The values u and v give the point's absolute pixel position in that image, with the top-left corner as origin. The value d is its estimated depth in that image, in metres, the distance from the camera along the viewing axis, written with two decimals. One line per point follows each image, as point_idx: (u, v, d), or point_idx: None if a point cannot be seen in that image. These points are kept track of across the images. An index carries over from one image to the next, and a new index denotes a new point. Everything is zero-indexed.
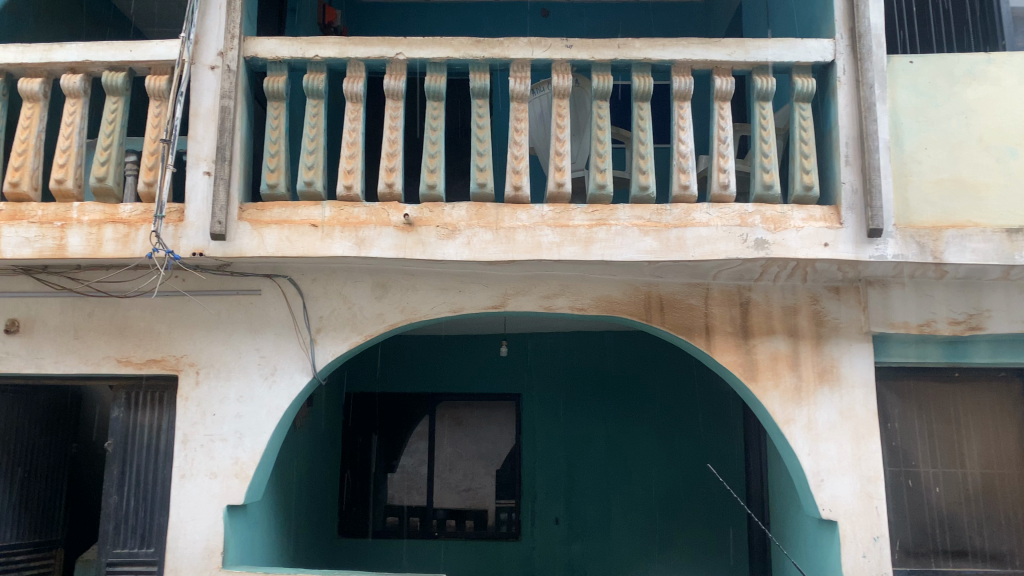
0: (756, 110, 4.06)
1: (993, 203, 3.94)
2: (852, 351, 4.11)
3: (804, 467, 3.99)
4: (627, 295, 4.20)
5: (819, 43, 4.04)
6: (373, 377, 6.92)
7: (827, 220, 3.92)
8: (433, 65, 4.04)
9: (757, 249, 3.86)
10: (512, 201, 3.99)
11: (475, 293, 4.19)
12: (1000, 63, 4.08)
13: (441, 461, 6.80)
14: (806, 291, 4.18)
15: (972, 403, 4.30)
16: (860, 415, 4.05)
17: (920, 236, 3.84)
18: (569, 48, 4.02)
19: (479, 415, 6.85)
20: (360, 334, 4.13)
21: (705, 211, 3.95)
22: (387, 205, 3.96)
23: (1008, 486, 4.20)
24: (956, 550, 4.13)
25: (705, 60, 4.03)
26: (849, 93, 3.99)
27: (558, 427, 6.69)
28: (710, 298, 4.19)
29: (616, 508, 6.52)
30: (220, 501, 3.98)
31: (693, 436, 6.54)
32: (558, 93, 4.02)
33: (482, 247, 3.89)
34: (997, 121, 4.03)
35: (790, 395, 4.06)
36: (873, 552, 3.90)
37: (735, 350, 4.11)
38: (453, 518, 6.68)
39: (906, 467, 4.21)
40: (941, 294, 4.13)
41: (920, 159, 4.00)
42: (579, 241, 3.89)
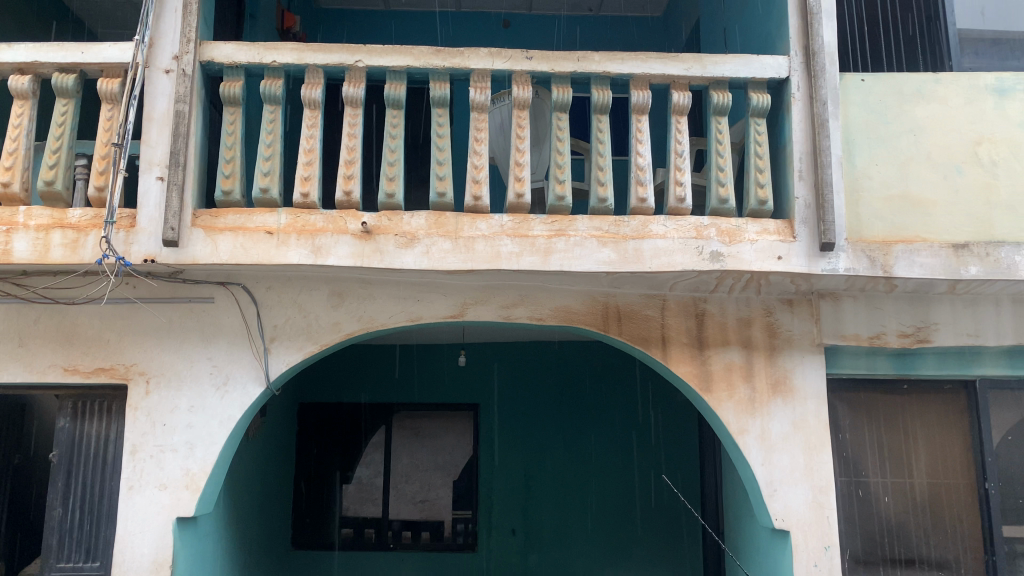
0: (713, 124, 4.11)
1: (940, 218, 4.04)
2: (805, 363, 4.18)
3: (758, 476, 4.04)
4: (585, 305, 4.22)
5: (775, 60, 4.11)
6: (329, 386, 6.85)
7: (781, 234, 3.99)
8: (393, 73, 4.02)
9: (713, 262, 3.90)
10: (471, 211, 3.99)
11: (433, 303, 4.17)
12: (947, 83, 4.20)
13: (397, 473, 6.75)
14: (760, 303, 4.24)
15: (920, 414, 4.39)
16: (813, 426, 4.11)
17: (871, 251, 3.93)
18: (529, 60, 4.03)
19: (436, 425, 6.81)
20: (316, 343, 4.09)
21: (663, 223, 3.99)
22: (344, 213, 3.92)
23: (954, 495, 4.29)
24: (904, 559, 4.22)
25: (663, 74, 4.08)
26: (803, 109, 4.07)
27: (517, 438, 6.67)
28: (667, 309, 4.22)
29: (573, 519, 6.52)
30: (169, 513, 3.89)
31: (650, 447, 6.58)
32: (518, 104, 4.03)
33: (441, 256, 3.88)
34: (944, 139, 4.15)
35: (744, 405, 4.11)
36: (824, 561, 3.96)
37: (691, 361, 4.15)
38: (409, 529, 6.64)
39: (857, 477, 4.28)
40: (891, 307, 4.22)
41: (871, 175, 4.10)
42: (538, 252, 3.89)
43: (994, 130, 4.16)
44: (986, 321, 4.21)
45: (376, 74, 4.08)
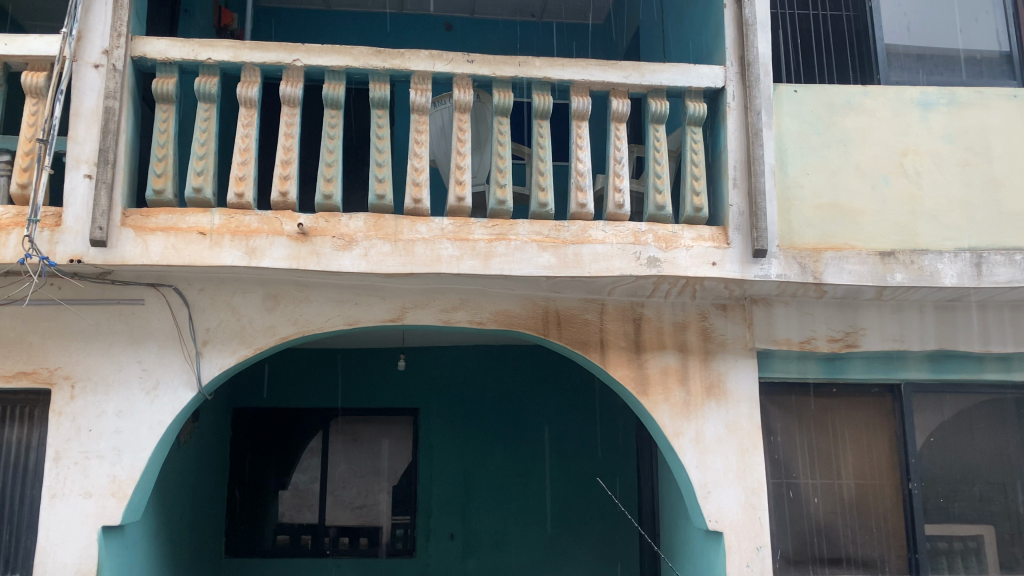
0: (650, 132, 4.17)
1: (868, 226, 4.17)
2: (738, 366, 4.27)
3: (692, 479, 4.10)
4: (525, 309, 4.23)
5: (711, 69, 4.19)
6: (266, 390, 6.71)
7: (716, 240, 4.06)
8: (332, 73, 3.97)
9: (650, 267, 3.96)
10: (411, 214, 3.96)
11: (371, 306, 4.13)
12: (876, 95, 4.34)
13: (335, 479, 6.64)
14: (696, 308, 4.31)
15: (848, 416, 4.52)
16: (745, 428, 4.20)
17: (801, 257, 4.04)
18: (470, 63, 4.03)
19: (375, 430, 6.73)
20: (249, 347, 4.01)
21: (601, 228, 4.02)
22: (280, 214, 3.86)
23: (879, 495, 4.43)
24: (832, 558, 4.33)
25: (603, 81, 4.13)
26: (737, 119, 4.16)
27: (456, 442, 6.65)
28: (605, 313, 4.26)
29: (512, 524, 6.52)
30: (94, 522, 3.76)
31: (588, 451, 6.63)
32: (459, 108, 4.02)
33: (379, 259, 3.84)
34: (872, 151, 4.28)
35: (679, 408, 4.17)
36: (756, 561, 4.04)
37: (628, 365, 4.20)
38: (346, 535, 6.55)
39: (787, 479, 4.38)
40: (821, 312, 4.34)
41: (803, 184, 4.20)
42: (478, 255, 3.89)
43: (919, 142, 4.31)
44: (910, 326, 4.35)
45: (315, 73, 4.03)
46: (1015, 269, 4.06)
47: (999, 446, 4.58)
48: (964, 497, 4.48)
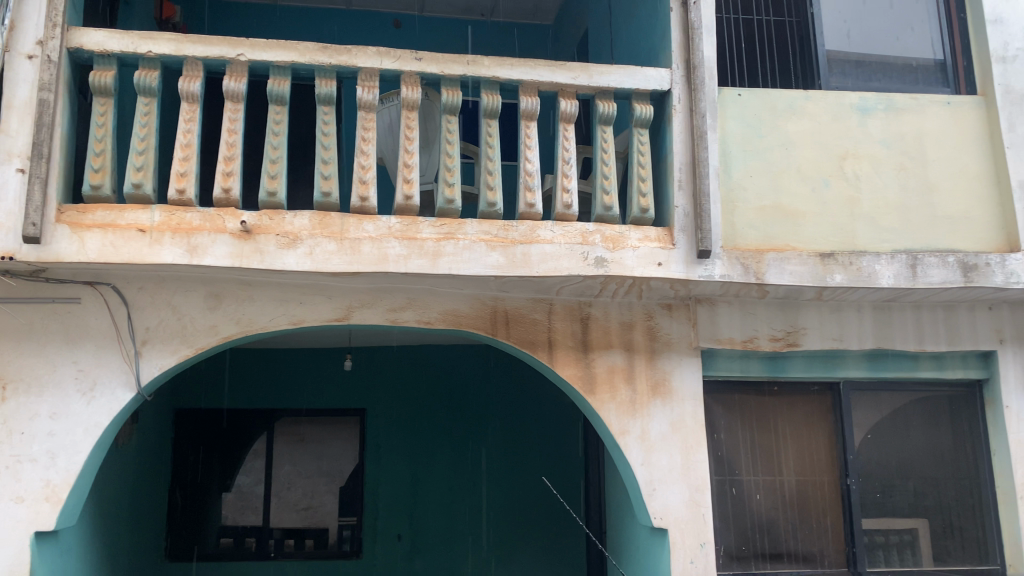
0: (598, 133, 4.20)
1: (808, 228, 4.26)
2: (683, 365, 4.32)
3: (637, 477, 4.14)
4: (473, 308, 4.23)
5: (658, 72, 4.24)
6: (209, 388, 6.56)
7: (661, 241, 4.12)
8: (277, 69, 3.92)
9: (597, 268, 3.98)
10: (357, 211, 3.92)
11: (316, 305, 4.08)
12: (817, 100, 4.45)
13: (279, 480, 6.55)
14: (642, 308, 4.35)
15: (789, 414, 4.61)
16: (689, 426, 4.25)
17: (744, 258, 4.11)
18: (418, 61, 4.00)
19: (321, 431, 6.65)
20: (190, 347, 3.93)
21: (550, 228, 4.04)
22: (223, 211, 3.79)
23: (819, 492, 4.53)
24: (773, 553, 4.42)
25: (551, 82, 4.14)
26: (683, 121, 4.22)
27: (403, 442, 6.60)
28: (554, 313, 4.28)
29: (460, 524, 6.51)
30: (25, 528, 3.63)
31: (536, 451, 6.65)
32: (407, 105, 3.99)
33: (325, 257, 3.79)
34: (813, 154, 4.38)
35: (625, 407, 4.21)
36: (699, 558, 4.10)
37: (575, 364, 4.22)
38: (291, 538, 6.47)
39: (730, 476, 4.46)
40: (763, 313, 4.42)
41: (746, 186, 4.28)
42: (426, 254, 3.87)
43: (858, 146, 4.42)
44: (849, 326, 4.46)
45: (259, 69, 3.97)
46: (948, 270, 4.19)
47: (933, 443, 4.70)
48: (899, 492, 4.60)
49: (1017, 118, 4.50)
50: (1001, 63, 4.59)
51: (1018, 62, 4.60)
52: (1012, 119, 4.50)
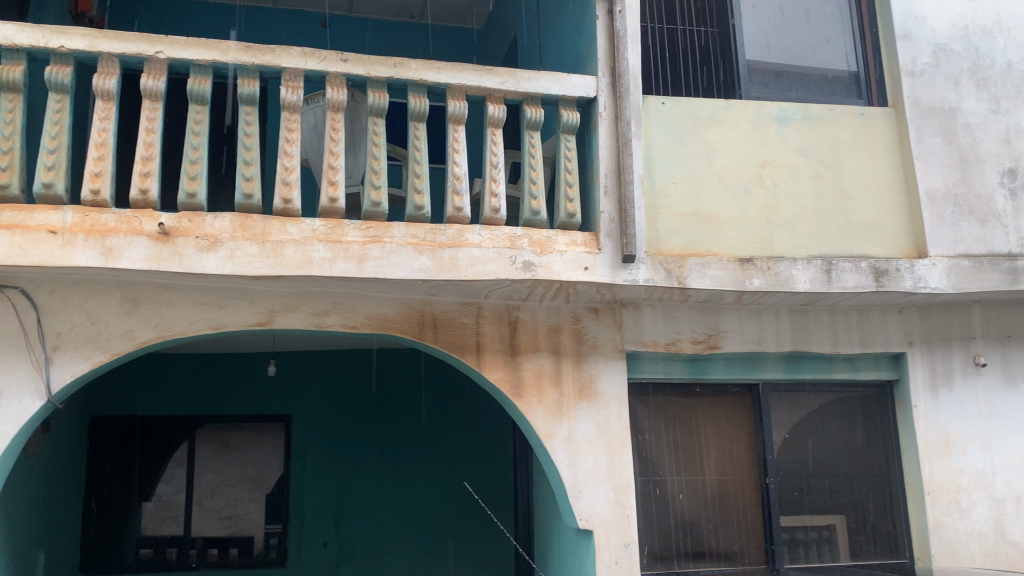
0: (526, 138, 4.23)
1: (729, 234, 4.37)
2: (608, 368, 4.38)
3: (564, 478, 4.17)
4: (401, 313, 4.20)
5: (584, 79, 4.29)
6: (136, 378, 6.37)
7: (588, 246, 4.17)
8: (197, 67, 3.82)
9: (525, 271, 4.00)
10: (281, 214, 3.85)
11: (238, 310, 3.99)
12: (737, 109, 4.59)
13: (201, 488, 6.40)
14: (569, 312, 4.40)
15: (711, 415, 4.72)
16: (614, 428, 4.31)
17: (667, 263, 4.18)
18: (344, 62, 3.96)
19: (247, 437, 6.52)
20: (105, 353, 3.80)
21: (478, 232, 4.04)
22: (139, 213, 3.69)
23: (739, 490, 4.66)
24: (696, 552, 4.51)
25: (479, 86, 4.15)
26: (608, 128, 4.29)
27: (330, 448, 6.51)
28: (482, 317, 4.28)
29: (388, 530, 6.45)
30: None
31: (466, 455, 6.65)
32: (332, 107, 3.95)
33: (246, 261, 3.72)
34: (733, 162, 4.50)
35: (552, 409, 4.24)
36: (624, 558, 4.16)
37: (503, 368, 4.23)
38: (214, 547, 6.33)
39: (654, 476, 4.55)
40: (686, 316, 4.51)
41: (669, 193, 4.38)
42: (351, 258, 3.82)
43: (776, 155, 4.56)
44: (768, 329, 4.59)
45: (179, 67, 3.87)
46: (861, 275, 4.33)
47: (847, 441, 4.87)
48: (816, 490, 4.76)
49: (925, 130, 4.69)
50: (910, 77, 4.77)
51: (926, 76, 4.79)
52: (921, 131, 4.69)
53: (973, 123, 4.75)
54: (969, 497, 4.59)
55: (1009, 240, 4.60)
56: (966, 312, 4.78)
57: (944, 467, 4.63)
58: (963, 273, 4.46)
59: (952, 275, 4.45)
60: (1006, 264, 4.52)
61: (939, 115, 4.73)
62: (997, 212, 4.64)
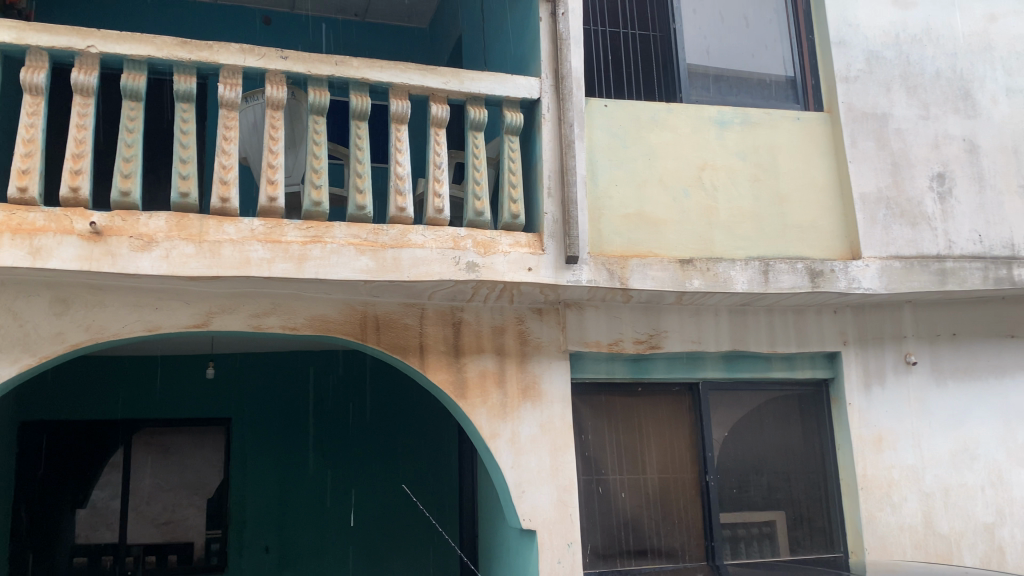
0: (470, 139, 4.22)
1: (670, 236, 4.43)
2: (552, 368, 4.41)
3: (507, 479, 4.18)
4: (342, 314, 4.15)
5: (528, 81, 4.30)
6: (67, 390, 6.18)
7: (531, 247, 4.18)
8: (131, 63, 3.73)
9: (468, 272, 4.00)
10: (218, 213, 3.78)
11: (174, 311, 3.91)
12: (678, 113, 4.66)
13: (138, 494, 6.22)
14: (513, 312, 4.41)
15: (652, 414, 4.78)
16: (558, 428, 4.33)
17: (610, 264, 4.22)
18: (284, 59, 3.90)
19: (186, 441, 6.37)
20: (33, 356, 3.68)
21: (421, 232, 4.02)
22: (70, 211, 3.58)
23: (680, 488, 4.72)
24: (638, 550, 4.57)
25: (422, 86, 4.13)
26: (552, 129, 4.31)
27: (271, 452, 6.41)
28: (425, 317, 4.26)
29: (331, 534, 6.39)
30: None
31: (410, 456, 6.62)
32: (272, 105, 3.89)
33: (182, 261, 3.65)
34: (674, 166, 4.57)
35: (496, 410, 4.24)
36: (567, 557, 4.18)
37: (447, 369, 4.22)
38: (152, 554, 6.19)
39: (597, 475, 4.58)
40: (628, 316, 4.56)
41: (611, 195, 4.42)
42: (291, 258, 3.77)
43: (715, 158, 4.64)
44: (707, 328, 4.67)
45: (112, 62, 3.77)
46: (797, 276, 4.43)
47: (784, 439, 4.98)
48: (754, 487, 4.85)
49: (858, 135, 4.82)
50: (845, 83, 4.89)
51: (860, 82, 4.92)
52: (855, 135, 4.82)
53: (903, 128, 4.90)
54: (900, 492, 4.74)
55: (938, 242, 4.76)
56: (898, 312, 4.93)
57: (877, 462, 4.76)
58: (894, 274, 4.60)
59: (884, 276, 4.59)
60: (935, 265, 4.67)
61: (872, 121, 4.87)
62: (926, 215, 4.78)
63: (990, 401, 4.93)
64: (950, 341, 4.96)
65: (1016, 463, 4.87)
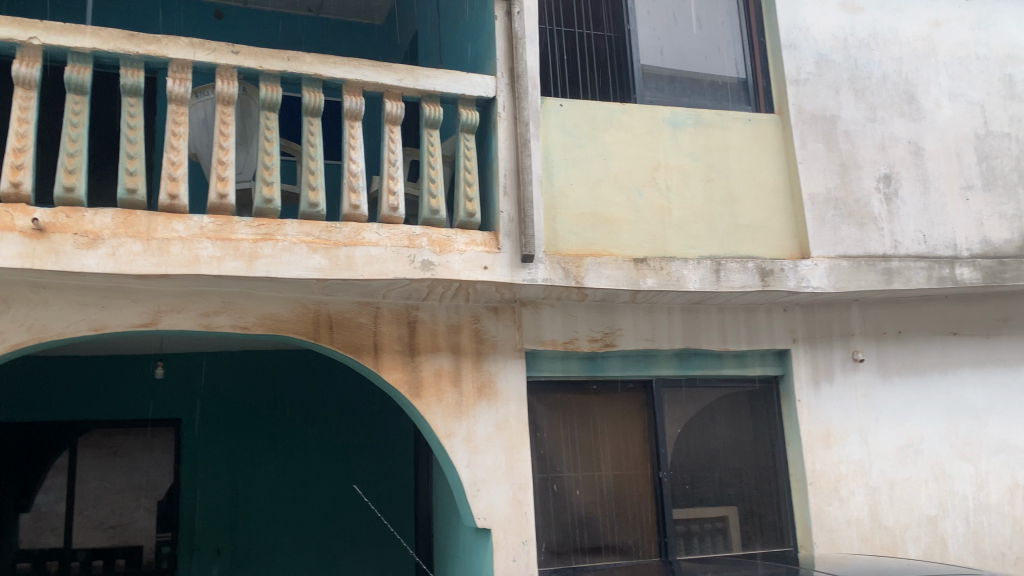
0: (425, 136, 4.19)
1: (624, 235, 4.47)
2: (507, 367, 4.41)
3: (462, 478, 4.17)
4: (295, 313, 4.10)
5: (483, 79, 4.29)
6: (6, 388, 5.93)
7: (487, 245, 4.17)
8: (76, 55, 3.63)
9: (424, 271, 3.98)
10: (167, 210, 3.70)
11: (120, 310, 3.83)
12: (632, 113, 4.69)
13: (83, 497, 6.10)
14: (468, 311, 4.40)
15: (607, 412, 4.81)
16: (513, 426, 4.34)
17: (565, 263, 4.23)
18: (235, 54, 3.84)
19: (134, 443, 6.23)
20: None
21: (375, 230, 3.99)
22: (11, 207, 3.48)
23: (634, 485, 4.76)
24: (592, 547, 4.59)
25: (376, 82, 4.09)
26: (507, 128, 4.31)
27: (222, 454, 6.30)
28: (380, 316, 4.23)
29: (284, 537, 6.31)
30: None
31: (365, 456, 6.58)
32: (222, 100, 3.83)
33: (129, 259, 3.57)
34: (628, 165, 4.60)
35: (451, 409, 4.23)
36: (521, 556, 4.19)
37: (402, 368, 4.20)
38: (99, 558, 6.09)
39: (552, 473, 4.60)
40: (583, 315, 4.59)
41: (567, 194, 4.44)
42: (241, 256, 3.72)
43: (669, 158, 4.69)
44: (660, 327, 4.72)
45: (56, 54, 3.67)
46: (747, 275, 4.50)
47: (736, 435, 5.05)
48: (707, 483, 4.91)
49: (807, 136, 4.91)
50: (795, 85, 4.98)
51: (809, 84, 5.01)
52: (804, 137, 4.90)
53: (852, 130, 5.00)
54: (847, 486, 4.84)
55: (884, 242, 4.87)
56: (846, 310, 5.04)
57: (825, 457, 4.86)
58: (842, 273, 4.70)
59: (832, 275, 4.68)
60: (881, 264, 4.78)
61: (821, 123, 4.96)
62: (873, 215, 4.89)
63: (934, 397, 5.06)
64: (896, 339, 5.08)
65: (958, 457, 5.01)
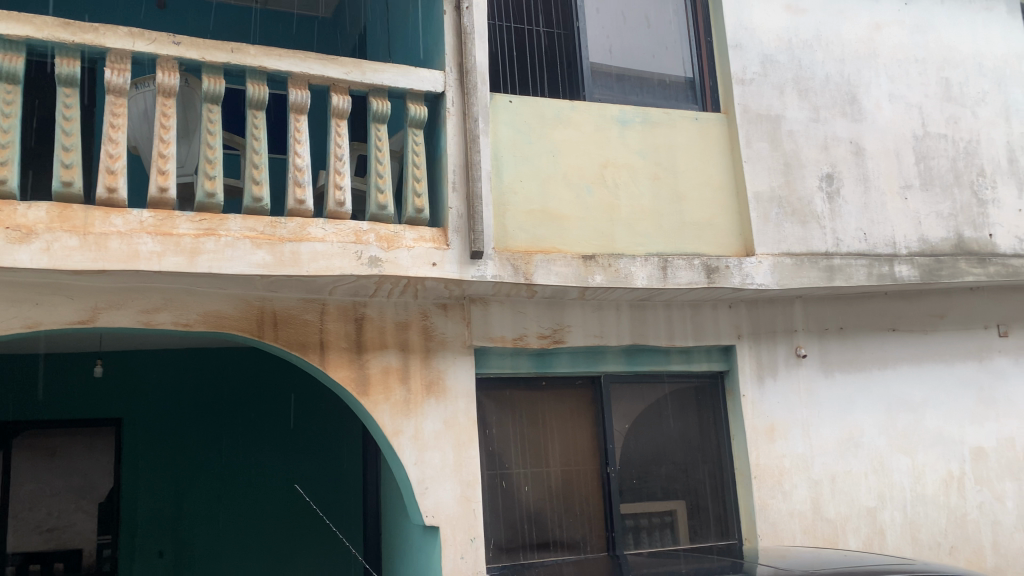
0: (372, 131, 4.14)
1: (572, 231, 4.48)
2: (456, 364, 4.40)
3: (410, 476, 4.14)
4: (239, 310, 4.03)
5: (431, 73, 4.27)
6: None
7: (435, 241, 4.14)
8: (8, 43, 3.52)
9: (371, 267, 3.94)
10: (105, 204, 3.60)
11: (56, 307, 3.71)
12: (581, 111, 4.71)
13: (18, 500, 5.92)
14: (417, 307, 4.37)
15: (556, 409, 4.83)
16: (462, 423, 4.33)
17: (514, 259, 4.23)
18: (176, 45, 3.76)
19: (73, 443, 6.08)
20: None
21: (321, 226, 3.94)
22: None
23: (582, 481, 4.79)
24: (541, 542, 4.60)
25: (322, 76, 4.03)
26: (457, 124, 4.29)
27: (164, 454, 6.17)
28: (326, 313, 4.18)
29: (228, 537, 6.21)
30: None
31: (310, 455, 6.50)
32: (163, 91, 3.73)
33: (65, 254, 3.47)
34: (577, 162, 4.62)
35: (399, 407, 4.20)
36: (470, 553, 4.19)
37: (349, 365, 4.15)
38: (34, 562, 5.92)
39: (501, 470, 4.61)
40: (532, 311, 4.60)
41: (516, 191, 4.44)
42: (183, 252, 3.63)
43: (617, 156, 4.72)
44: (609, 323, 4.75)
45: None
46: (694, 273, 4.55)
47: (683, 430, 5.09)
48: (654, 478, 4.96)
49: (752, 136, 4.99)
50: (741, 85, 5.05)
51: (754, 84, 5.08)
52: (750, 136, 4.98)
53: (795, 130, 5.09)
54: (790, 480, 4.94)
55: (826, 240, 4.97)
56: (789, 307, 5.14)
57: (769, 452, 4.95)
58: (786, 271, 4.78)
59: (776, 272, 4.76)
60: (824, 261, 4.88)
61: (766, 122, 5.04)
62: (816, 214, 4.99)
63: (873, 392, 5.19)
64: (838, 335, 5.19)
65: (896, 450, 5.14)
